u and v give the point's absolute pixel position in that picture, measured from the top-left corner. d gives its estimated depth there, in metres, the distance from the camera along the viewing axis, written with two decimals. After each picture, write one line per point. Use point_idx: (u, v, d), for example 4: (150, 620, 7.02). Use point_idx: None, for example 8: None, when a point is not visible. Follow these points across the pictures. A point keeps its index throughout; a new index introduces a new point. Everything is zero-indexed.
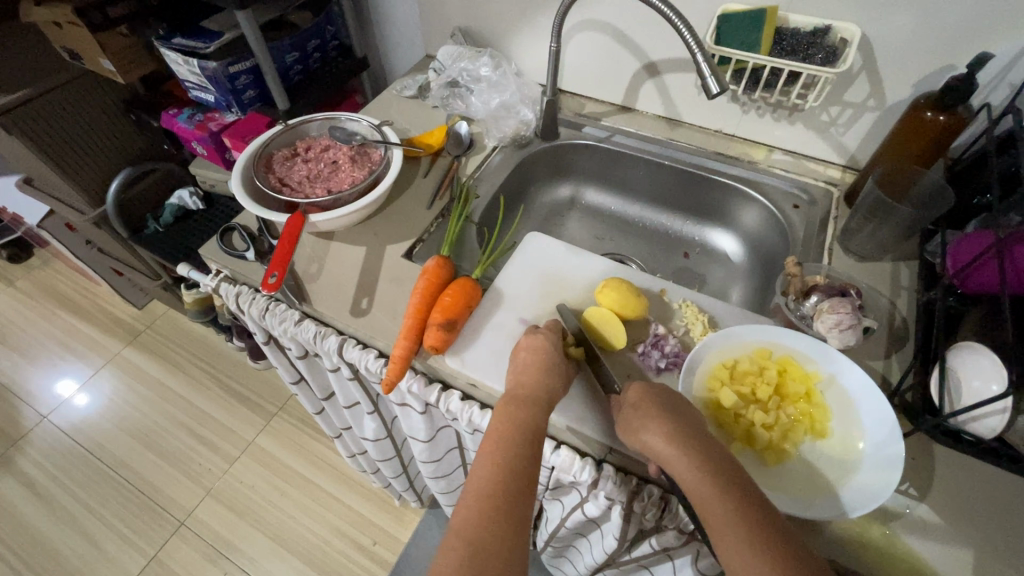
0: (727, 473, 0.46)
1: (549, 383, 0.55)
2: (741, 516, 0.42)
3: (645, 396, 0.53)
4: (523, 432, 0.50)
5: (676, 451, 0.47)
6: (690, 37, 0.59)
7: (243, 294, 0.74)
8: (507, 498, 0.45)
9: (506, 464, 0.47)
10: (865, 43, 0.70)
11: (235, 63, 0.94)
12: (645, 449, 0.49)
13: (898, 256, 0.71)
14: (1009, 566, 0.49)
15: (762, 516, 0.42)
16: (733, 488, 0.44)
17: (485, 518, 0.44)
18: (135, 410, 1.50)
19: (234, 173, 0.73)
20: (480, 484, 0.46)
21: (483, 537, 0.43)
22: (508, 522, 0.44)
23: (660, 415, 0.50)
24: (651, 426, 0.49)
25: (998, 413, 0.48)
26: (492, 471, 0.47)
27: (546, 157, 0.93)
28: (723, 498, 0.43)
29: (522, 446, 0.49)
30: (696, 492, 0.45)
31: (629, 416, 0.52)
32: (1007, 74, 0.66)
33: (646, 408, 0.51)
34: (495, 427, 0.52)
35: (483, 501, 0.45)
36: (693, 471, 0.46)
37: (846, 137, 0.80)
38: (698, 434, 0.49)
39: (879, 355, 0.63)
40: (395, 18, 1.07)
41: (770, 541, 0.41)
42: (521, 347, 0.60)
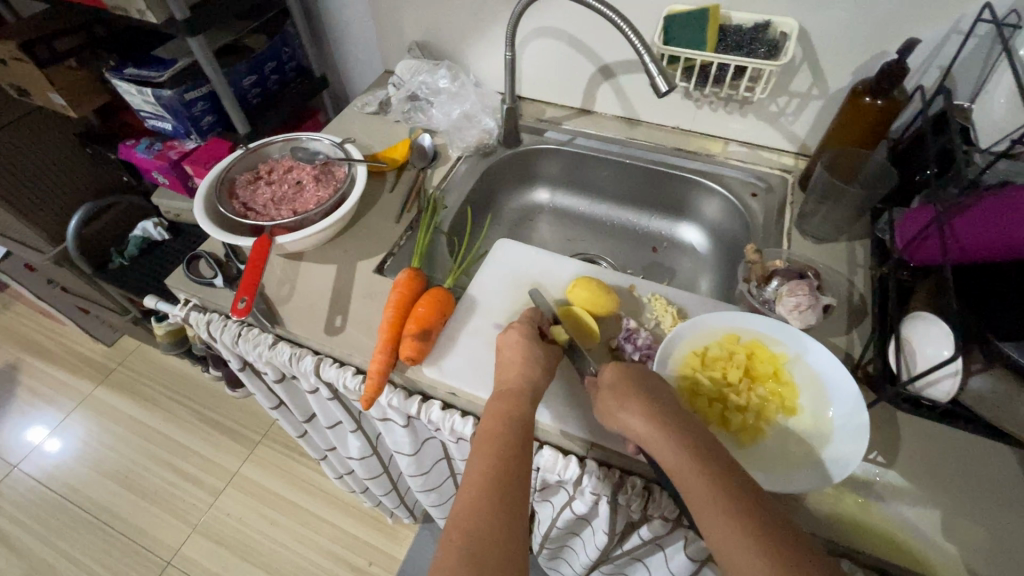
0: (705, 448, 0.47)
1: (532, 374, 0.56)
2: (720, 488, 0.43)
3: (621, 376, 0.54)
4: (508, 424, 0.51)
5: (654, 429, 0.48)
6: (636, 38, 0.61)
7: (214, 322, 0.73)
8: (498, 488, 0.46)
9: (494, 455, 0.48)
10: (804, 36, 0.73)
11: (190, 90, 0.93)
12: (624, 429, 0.51)
13: (852, 236, 0.74)
14: (975, 522, 0.51)
15: (741, 486, 0.44)
16: (713, 462, 0.46)
17: (478, 509, 0.45)
18: (112, 451, 1.45)
19: (196, 201, 0.72)
20: (471, 477, 0.47)
21: (478, 527, 0.43)
22: (501, 511, 0.45)
23: (637, 395, 0.51)
24: (629, 406, 0.51)
25: (949, 377, 0.51)
26: (482, 463, 0.48)
27: (511, 164, 0.95)
28: (703, 471, 0.45)
29: (508, 436, 0.50)
30: (676, 469, 0.46)
31: (607, 398, 0.53)
32: (935, 58, 0.69)
33: (624, 388, 0.53)
34: (481, 421, 0.53)
35: (475, 493, 0.46)
36: (671, 447, 0.47)
37: (796, 125, 0.83)
38: (675, 411, 0.50)
39: (841, 332, 0.65)
40: (352, 35, 1.07)
41: (749, 510, 0.42)
42: (500, 347, 0.60)
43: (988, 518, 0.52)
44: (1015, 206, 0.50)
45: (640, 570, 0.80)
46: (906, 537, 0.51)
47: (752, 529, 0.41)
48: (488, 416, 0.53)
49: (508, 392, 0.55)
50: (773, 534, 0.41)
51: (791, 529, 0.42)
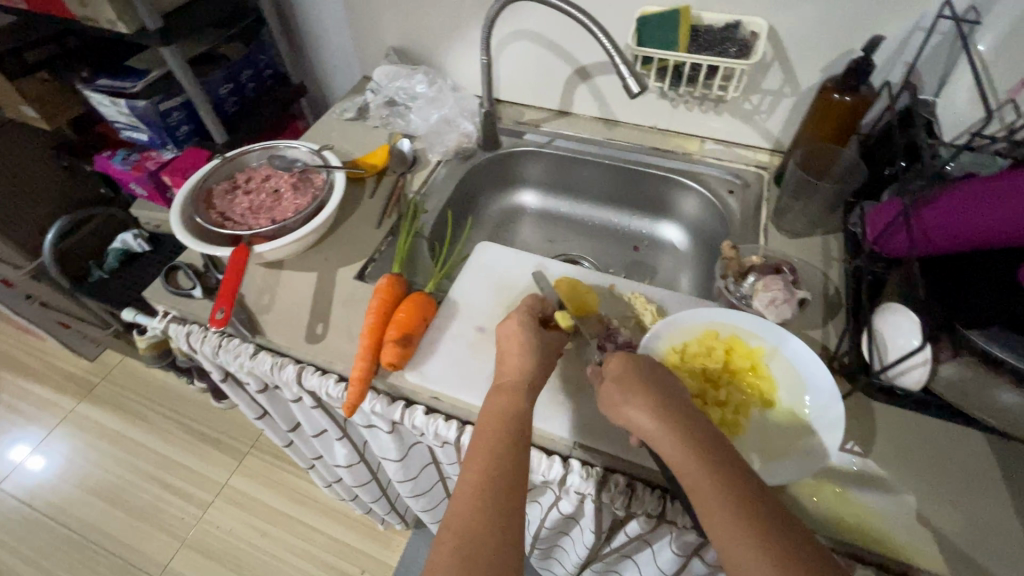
0: (710, 443, 0.46)
1: (532, 370, 0.56)
2: (724, 485, 0.43)
3: (627, 369, 0.53)
4: (506, 422, 0.51)
5: (659, 425, 0.48)
6: (607, 41, 0.62)
7: (193, 333, 0.72)
8: (494, 487, 0.46)
9: (492, 454, 0.48)
10: (773, 35, 0.75)
11: (165, 100, 0.92)
12: (629, 423, 0.50)
13: (826, 230, 0.76)
14: (949, 507, 0.53)
15: (745, 483, 0.43)
16: (718, 457, 0.45)
17: (473, 508, 0.45)
18: (97, 467, 1.43)
19: (172, 213, 0.72)
20: (468, 476, 0.47)
21: (472, 525, 0.43)
22: (496, 509, 0.45)
23: (641, 389, 0.51)
24: (634, 401, 0.50)
25: (920, 366, 0.53)
26: (481, 462, 0.48)
27: (491, 166, 0.95)
28: (707, 466, 0.44)
29: (507, 435, 0.50)
30: (678, 462, 0.46)
31: (612, 391, 0.53)
32: (901, 54, 0.71)
33: (628, 381, 0.52)
34: (483, 419, 0.53)
35: (472, 491, 0.46)
36: (676, 442, 0.47)
37: (770, 122, 0.84)
38: (678, 404, 0.50)
39: (817, 325, 0.66)
40: (329, 42, 1.07)
41: (752, 506, 0.42)
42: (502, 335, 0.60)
43: (961, 502, 0.53)
44: (1002, 196, 0.51)
45: (630, 567, 0.80)
46: (884, 524, 0.52)
47: (753, 525, 0.40)
48: (489, 415, 0.53)
49: (508, 389, 0.55)
50: (776, 531, 0.40)
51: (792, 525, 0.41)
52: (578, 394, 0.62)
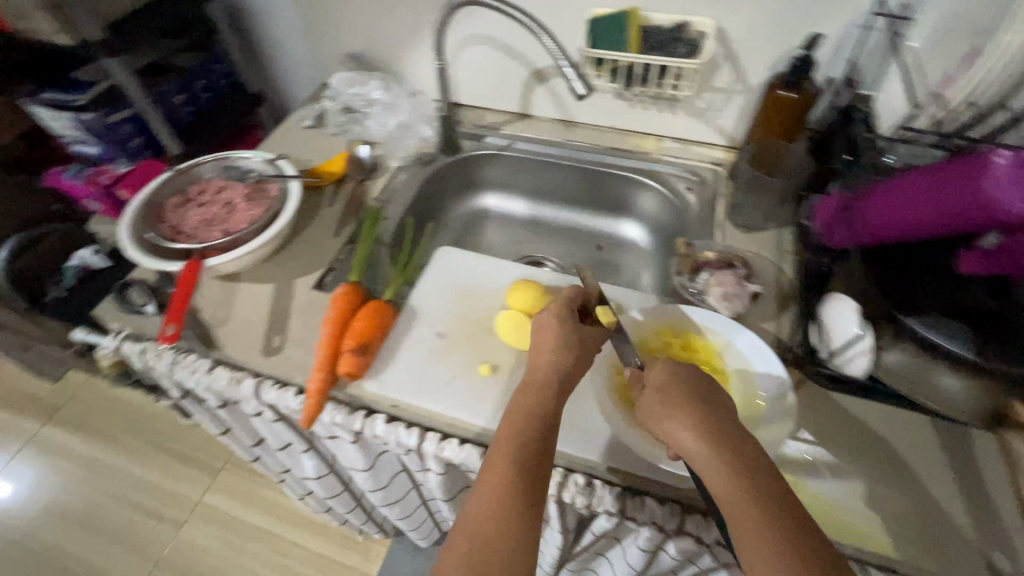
0: (752, 465, 0.44)
1: (564, 368, 0.54)
2: (765, 513, 0.41)
3: (671, 380, 0.52)
4: (532, 424, 0.50)
5: (701, 444, 0.46)
6: (553, 44, 0.63)
7: (148, 349, 0.69)
8: (514, 490, 0.45)
9: (516, 456, 0.47)
10: (720, 34, 0.76)
11: (113, 112, 0.93)
12: (669, 438, 0.49)
13: (780, 223, 0.77)
14: (896, 489, 0.54)
15: (785, 509, 0.42)
16: (760, 483, 0.43)
17: (491, 512, 0.44)
18: (64, 492, 1.38)
19: (120, 228, 0.70)
20: (489, 477, 0.46)
21: (488, 530, 0.43)
22: (513, 515, 0.44)
23: (685, 404, 0.49)
24: (677, 416, 0.48)
25: (863, 354, 0.55)
26: (502, 465, 0.47)
27: (453, 170, 0.95)
28: (748, 492, 0.42)
29: (532, 438, 0.49)
30: (716, 484, 0.44)
31: (652, 402, 0.51)
32: (842, 50, 0.73)
33: (671, 394, 0.50)
34: (508, 419, 0.51)
35: (490, 494, 0.45)
36: (718, 464, 0.45)
37: (723, 119, 0.86)
38: (721, 420, 0.48)
39: (771, 317, 0.68)
40: (284, 48, 1.05)
41: (790, 534, 0.40)
42: (539, 328, 0.58)
43: (908, 484, 0.54)
44: (926, 189, 0.52)
45: (604, 564, 0.81)
46: (835, 511, 0.53)
47: (790, 555, 0.39)
48: (515, 415, 0.51)
49: (536, 387, 0.53)
50: (810, 561, 0.39)
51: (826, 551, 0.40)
52: None
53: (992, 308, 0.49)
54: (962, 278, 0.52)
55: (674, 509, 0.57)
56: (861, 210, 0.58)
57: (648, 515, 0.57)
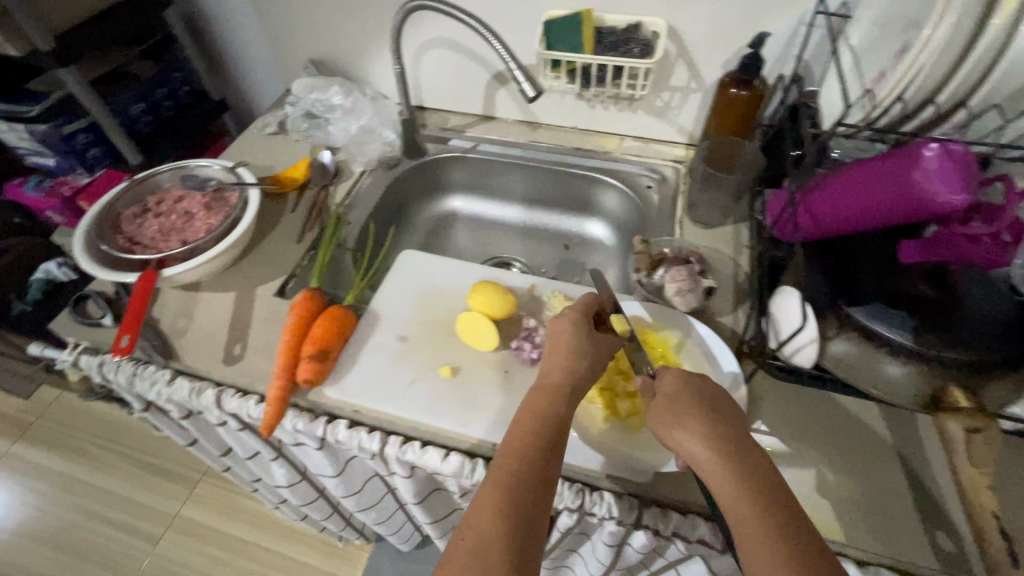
0: (764, 479, 0.43)
1: (574, 373, 0.53)
2: (776, 527, 0.40)
3: (683, 388, 0.50)
4: (536, 427, 0.49)
5: (712, 456, 0.45)
6: (502, 50, 0.66)
7: (106, 363, 0.69)
8: (516, 494, 0.44)
9: (520, 460, 0.46)
10: (673, 34, 0.77)
11: (68, 123, 0.92)
12: (679, 448, 0.47)
13: (737, 219, 0.79)
14: (846, 475, 0.56)
15: (796, 523, 0.40)
16: (772, 497, 0.42)
17: (491, 515, 0.42)
18: (36, 511, 1.36)
19: (74, 241, 0.69)
20: (491, 479, 0.45)
21: (486, 534, 0.41)
22: (514, 519, 0.42)
23: (696, 413, 0.48)
24: (690, 424, 0.47)
25: (810, 344, 0.55)
26: (505, 469, 0.45)
27: (418, 174, 0.95)
28: (760, 506, 0.41)
29: (537, 443, 0.47)
30: (726, 494, 0.43)
31: (662, 410, 0.49)
32: (790, 49, 0.74)
33: (682, 400, 0.49)
34: (512, 423, 0.50)
35: (491, 498, 0.43)
36: (729, 478, 0.43)
37: (682, 118, 0.87)
38: (734, 430, 0.47)
39: (727, 311, 0.69)
40: (246, 55, 1.05)
41: (801, 548, 0.38)
42: (555, 332, 0.57)
43: (857, 470, 0.56)
44: (865, 179, 0.53)
45: (577, 560, 0.82)
46: None
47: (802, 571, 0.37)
48: (520, 420, 0.50)
49: (543, 392, 0.52)
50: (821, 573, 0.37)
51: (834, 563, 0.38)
52: (499, 397, 0.62)
53: (932, 295, 0.51)
54: (904, 267, 0.54)
55: (634, 503, 0.57)
56: (805, 200, 0.59)
57: (607, 509, 0.57)
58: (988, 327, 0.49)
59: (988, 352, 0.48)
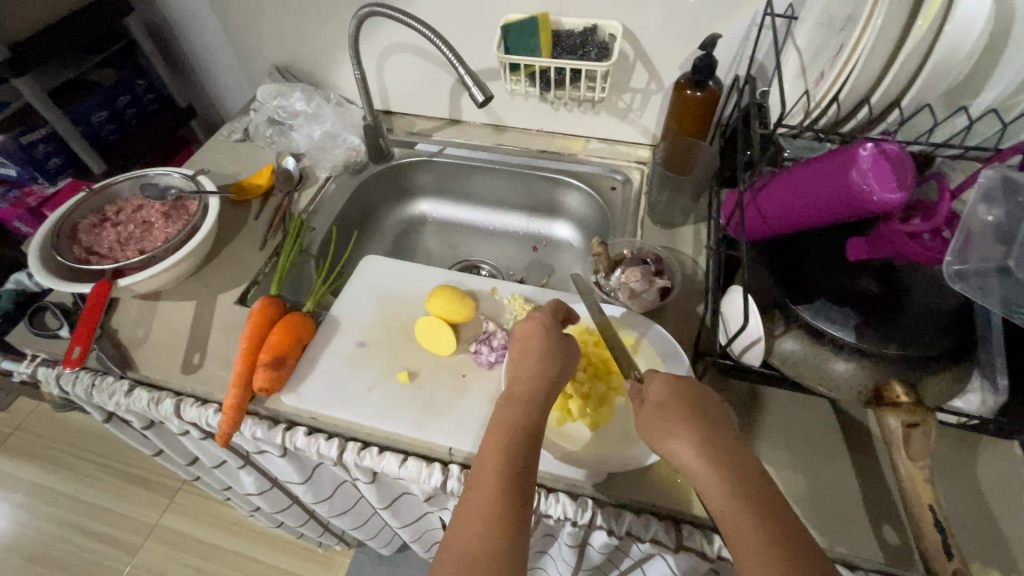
0: (754, 485, 0.42)
1: (550, 383, 0.53)
2: (767, 532, 0.39)
3: (671, 395, 0.50)
4: (517, 439, 0.48)
5: (704, 464, 0.44)
6: (452, 56, 0.67)
7: (64, 375, 0.68)
8: (502, 510, 0.43)
9: (503, 474, 0.45)
10: (630, 36, 0.78)
11: (27, 133, 0.93)
12: (670, 455, 0.46)
13: (697, 219, 0.80)
14: (795, 472, 0.57)
15: (789, 531, 0.39)
16: (760, 499, 0.41)
17: (479, 535, 0.42)
18: (11, 524, 1.34)
19: (28, 252, 0.68)
20: (476, 494, 0.44)
21: (473, 554, 0.41)
22: (501, 538, 0.42)
23: (686, 420, 0.47)
24: (679, 431, 0.46)
25: (755, 342, 0.55)
26: (488, 484, 0.44)
27: (384, 178, 0.95)
28: (752, 515, 0.40)
29: (520, 455, 0.46)
30: (718, 502, 0.42)
31: (653, 418, 0.48)
32: (743, 50, 0.75)
33: (673, 406, 0.48)
34: (492, 434, 0.49)
35: (478, 516, 0.42)
36: (721, 487, 0.42)
37: (644, 119, 0.88)
38: (724, 435, 0.46)
39: (684, 309, 0.70)
40: (211, 61, 1.04)
41: (794, 557, 0.38)
42: (524, 339, 0.56)
43: (806, 466, 0.57)
44: (806, 177, 0.54)
45: (548, 561, 0.82)
46: None
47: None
48: (500, 431, 0.49)
49: (523, 402, 0.51)
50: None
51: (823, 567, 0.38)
52: (458, 401, 0.62)
53: (874, 293, 0.52)
54: (853, 264, 0.54)
55: (588, 503, 0.57)
56: (755, 200, 0.59)
57: (561, 510, 0.57)
58: (926, 322, 0.50)
59: (927, 346, 0.49)
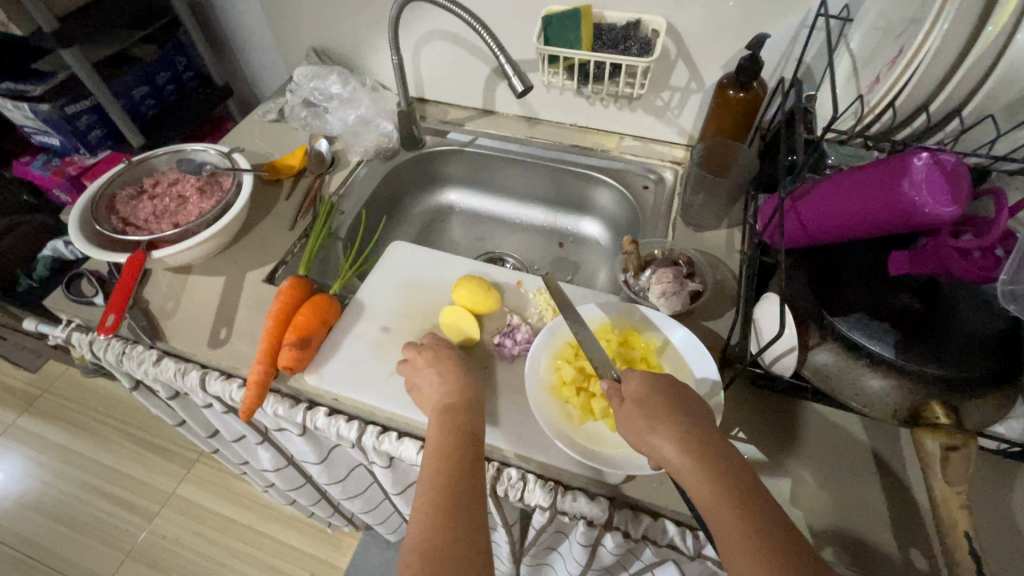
0: (735, 475, 0.44)
1: (473, 392, 0.57)
2: (756, 530, 0.40)
3: (650, 393, 0.50)
4: (461, 439, 0.52)
5: (688, 459, 0.45)
6: (493, 45, 0.66)
7: (97, 341, 0.70)
8: (453, 504, 0.47)
9: (451, 471, 0.49)
10: (674, 33, 0.76)
11: (71, 104, 0.95)
12: (654, 452, 0.47)
13: (731, 223, 0.78)
14: (820, 488, 0.55)
15: (771, 522, 0.41)
16: (745, 497, 0.42)
17: (438, 527, 0.45)
18: (38, 482, 1.39)
19: (68, 219, 0.70)
20: (429, 493, 0.48)
21: (435, 544, 0.44)
22: (458, 527, 0.46)
23: (668, 416, 0.48)
24: (663, 430, 0.47)
25: (790, 352, 0.53)
26: (437, 482, 0.49)
27: (415, 166, 0.95)
28: (735, 507, 0.42)
29: (464, 455, 0.51)
30: (708, 501, 0.43)
31: (634, 416, 0.49)
32: (791, 51, 0.73)
33: (654, 405, 0.49)
34: (439, 433, 0.53)
35: (436, 513, 0.46)
36: (706, 480, 0.43)
37: (682, 118, 0.86)
38: (703, 432, 0.47)
39: (713, 314, 0.69)
40: (252, 41, 1.05)
41: (778, 548, 0.39)
42: (414, 385, 0.60)
43: (834, 485, 0.55)
44: (848, 188, 0.52)
45: (557, 559, 0.81)
46: None
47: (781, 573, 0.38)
48: (443, 432, 0.53)
49: (459, 408, 0.55)
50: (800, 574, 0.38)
51: (811, 558, 0.39)
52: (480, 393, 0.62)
53: (917, 309, 0.50)
54: (893, 279, 0.52)
55: (606, 504, 0.56)
56: (793, 208, 0.58)
57: (577, 509, 0.57)
58: (973, 342, 0.48)
59: (968, 369, 0.47)
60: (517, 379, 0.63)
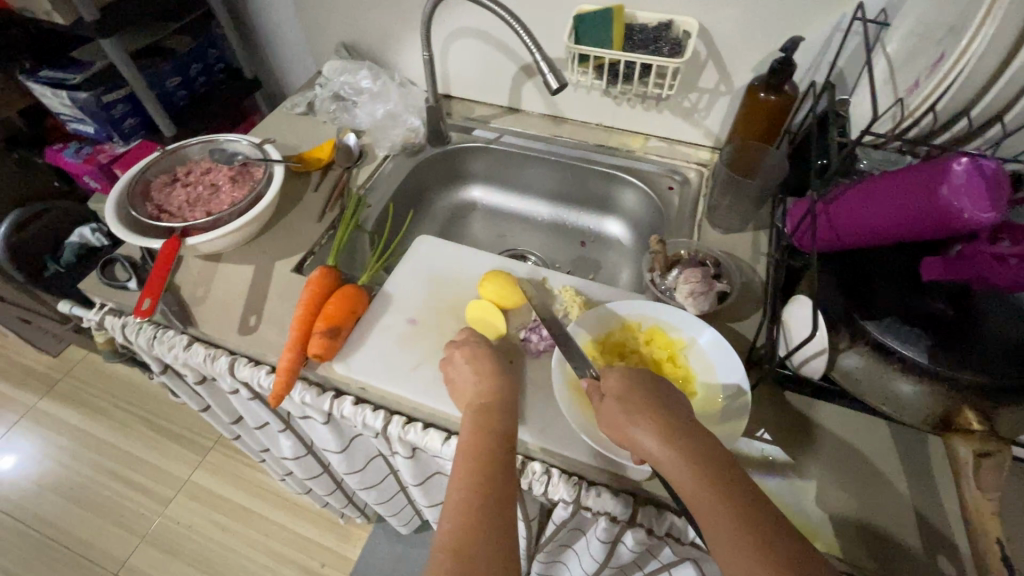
0: (720, 466, 0.44)
1: (506, 393, 0.58)
2: (745, 522, 0.40)
3: (629, 388, 0.51)
4: (490, 441, 0.52)
5: (668, 450, 0.45)
6: (528, 42, 0.67)
7: (128, 324, 0.72)
8: (482, 503, 0.47)
9: (478, 471, 0.50)
10: (706, 34, 0.76)
11: (107, 92, 0.97)
12: (635, 446, 0.47)
13: (757, 225, 0.78)
14: (846, 491, 0.55)
15: (763, 516, 0.41)
16: (736, 490, 0.42)
17: (466, 526, 0.46)
18: (58, 464, 1.41)
19: (106, 205, 0.71)
20: (459, 493, 0.48)
21: (462, 542, 0.44)
22: (490, 526, 0.46)
23: (647, 408, 0.48)
24: (643, 423, 0.47)
25: (819, 355, 0.54)
26: (464, 480, 0.49)
27: (439, 162, 0.96)
28: (719, 495, 0.42)
29: (497, 457, 0.51)
30: (691, 493, 0.43)
31: (615, 411, 0.50)
32: (823, 55, 0.73)
33: (633, 401, 0.49)
34: (464, 435, 0.53)
35: (466, 513, 0.46)
36: (687, 470, 0.44)
37: (708, 120, 0.86)
38: (691, 427, 0.47)
39: (739, 315, 0.69)
40: (282, 35, 1.07)
41: (770, 538, 0.39)
42: (451, 380, 0.60)
43: (860, 488, 0.55)
44: (881, 193, 0.52)
45: (572, 556, 0.82)
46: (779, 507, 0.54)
47: (772, 562, 0.38)
48: (471, 433, 0.53)
49: (494, 408, 0.56)
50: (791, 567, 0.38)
51: (803, 547, 0.39)
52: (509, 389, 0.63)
53: (951, 315, 0.50)
54: (927, 285, 0.52)
55: (629, 501, 0.57)
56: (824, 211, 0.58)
57: (601, 504, 0.57)
58: (1010, 351, 0.48)
59: (1004, 376, 0.46)
60: (542, 374, 0.64)
